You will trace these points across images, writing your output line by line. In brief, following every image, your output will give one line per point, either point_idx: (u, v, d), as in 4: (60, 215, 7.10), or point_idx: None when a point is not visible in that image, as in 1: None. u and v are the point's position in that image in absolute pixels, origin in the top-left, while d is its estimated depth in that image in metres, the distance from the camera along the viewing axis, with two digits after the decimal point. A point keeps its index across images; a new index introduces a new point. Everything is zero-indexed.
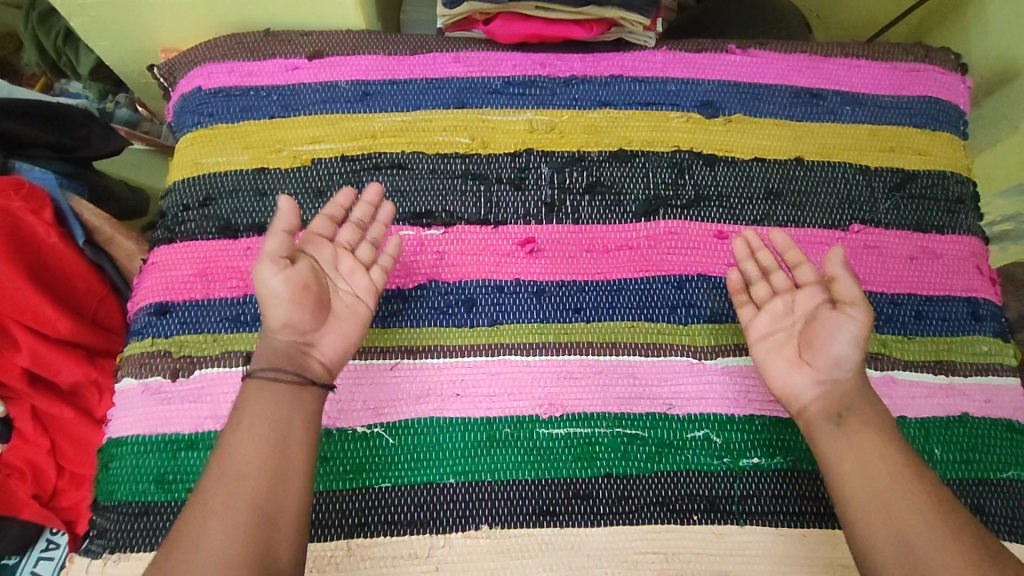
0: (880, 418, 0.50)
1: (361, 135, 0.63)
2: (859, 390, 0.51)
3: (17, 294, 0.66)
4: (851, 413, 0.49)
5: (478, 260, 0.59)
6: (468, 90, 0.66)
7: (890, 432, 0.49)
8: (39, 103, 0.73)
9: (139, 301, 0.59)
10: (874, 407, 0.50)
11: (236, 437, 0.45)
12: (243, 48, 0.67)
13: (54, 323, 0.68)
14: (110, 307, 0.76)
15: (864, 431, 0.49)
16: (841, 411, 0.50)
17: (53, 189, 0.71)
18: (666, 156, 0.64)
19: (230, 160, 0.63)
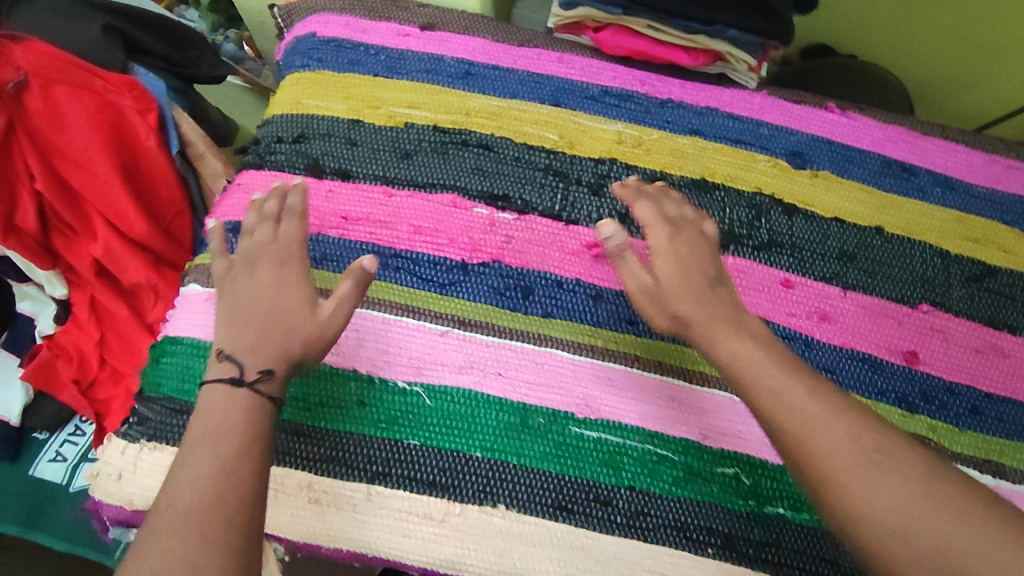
0: (742, 327, 0.47)
1: (455, 110, 0.66)
2: (711, 312, 0.47)
3: (105, 185, 0.70)
4: (708, 338, 0.47)
5: (544, 253, 0.60)
6: (565, 91, 0.67)
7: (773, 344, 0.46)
8: (162, 19, 0.77)
9: (222, 216, 0.62)
10: (732, 314, 0.48)
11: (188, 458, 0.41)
12: (360, 6, 0.70)
13: (133, 224, 0.73)
14: (184, 222, 0.79)
15: (736, 345, 0.45)
16: (704, 339, 0.47)
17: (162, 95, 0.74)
18: (747, 196, 0.64)
19: (329, 106, 0.65)
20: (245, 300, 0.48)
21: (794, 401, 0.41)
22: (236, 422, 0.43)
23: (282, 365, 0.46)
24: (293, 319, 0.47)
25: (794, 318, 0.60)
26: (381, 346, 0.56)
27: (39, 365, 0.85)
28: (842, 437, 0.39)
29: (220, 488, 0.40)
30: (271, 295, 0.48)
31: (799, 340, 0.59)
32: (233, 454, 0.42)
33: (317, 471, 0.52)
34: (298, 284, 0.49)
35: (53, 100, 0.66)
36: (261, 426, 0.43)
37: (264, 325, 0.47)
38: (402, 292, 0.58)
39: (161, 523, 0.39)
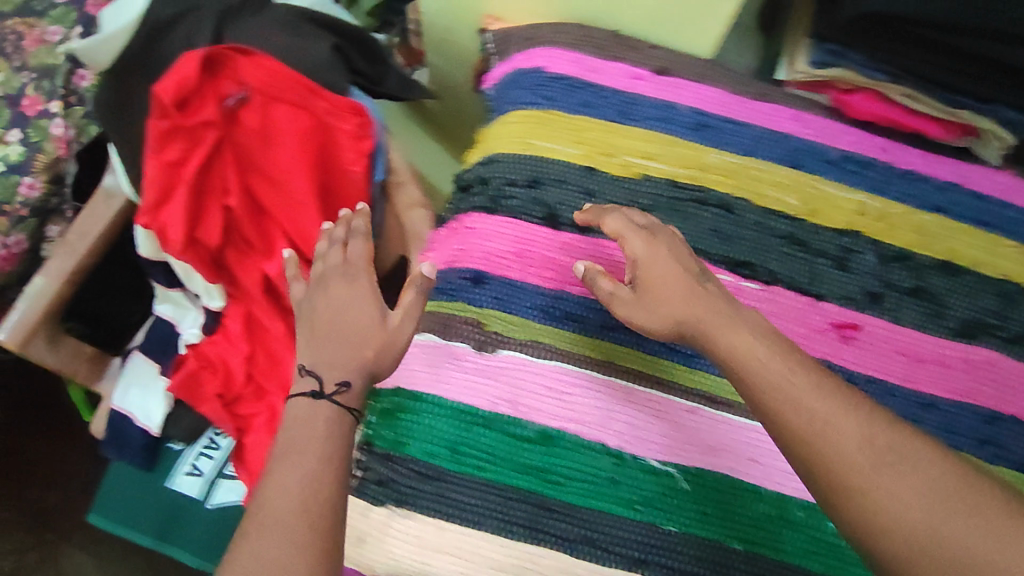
0: (738, 316, 0.46)
1: (692, 164, 0.62)
2: (714, 309, 0.46)
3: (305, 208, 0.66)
4: (712, 331, 0.45)
5: (790, 328, 0.58)
6: (804, 153, 0.64)
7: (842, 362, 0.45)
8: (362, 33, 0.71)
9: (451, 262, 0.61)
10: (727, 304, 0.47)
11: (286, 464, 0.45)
12: (588, 41, 0.65)
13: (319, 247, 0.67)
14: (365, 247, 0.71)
15: (732, 336, 0.45)
16: (702, 336, 0.46)
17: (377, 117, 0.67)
18: (995, 283, 0.61)
19: (561, 150, 0.61)
20: (320, 313, 0.54)
21: (774, 391, 0.41)
22: (321, 434, 0.47)
23: (357, 376, 0.50)
24: (361, 326, 0.53)
25: None
26: (629, 419, 0.54)
27: (187, 377, 0.84)
28: (849, 438, 0.38)
29: (315, 487, 0.44)
30: (344, 307, 0.54)
31: None
32: (323, 455, 0.45)
33: (575, 553, 0.51)
34: (356, 292, 0.55)
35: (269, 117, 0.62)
36: (337, 429, 0.47)
37: (342, 338, 0.52)
38: (646, 360, 0.56)
39: (257, 527, 0.43)
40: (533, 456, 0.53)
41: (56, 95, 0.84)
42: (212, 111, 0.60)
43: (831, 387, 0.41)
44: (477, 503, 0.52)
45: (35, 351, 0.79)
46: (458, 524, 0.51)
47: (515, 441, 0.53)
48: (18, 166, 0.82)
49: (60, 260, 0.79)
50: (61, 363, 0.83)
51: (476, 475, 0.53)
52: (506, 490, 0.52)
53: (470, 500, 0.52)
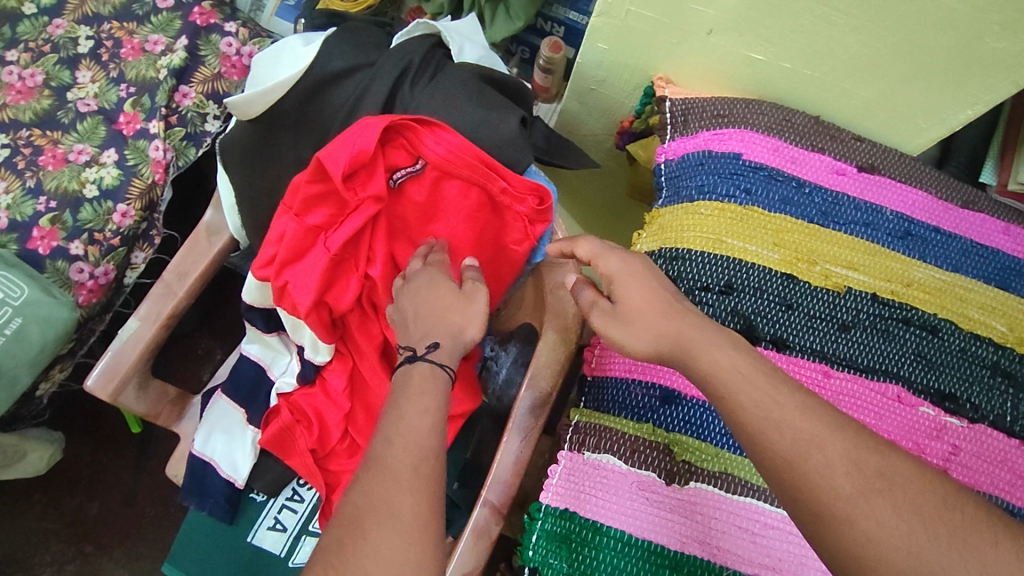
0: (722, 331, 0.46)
1: (897, 279, 0.57)
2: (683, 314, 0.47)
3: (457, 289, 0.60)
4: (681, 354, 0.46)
5: (995, 474, 0.53)
6: (1014, 272, 0.59)
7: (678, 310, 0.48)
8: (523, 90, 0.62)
9: (631, 371, 0.54)
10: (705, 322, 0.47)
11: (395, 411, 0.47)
12: (789, 128, 0.61)
13: None
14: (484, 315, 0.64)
15: (715, 352, 0.45)
16: (679, 356, 0.46)
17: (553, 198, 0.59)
18: None
19: (759, 252, 0.56)
20: (409, 316, 0.53)
21: (760, 415, 0.41)
22: (421, 393, 0.48)
23: (444, 339, 0.51)
24: (443, 300, 0.53)
25: None
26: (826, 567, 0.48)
27: (280, 431, 0.74)
28: (837, 465, 0.39)
29: (422, 444, 0.45)
30: (427, 297, 0.53)
31: None
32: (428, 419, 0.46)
33: None
34: (439, 281, 0.54)
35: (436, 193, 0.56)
36: (440, 394, 0.48)
37: (425, 319, 0.52)
38: None
39: (379, 474, 0.44)
40: None
41: (156, 114, 0.79)
42: (380, 186, 0.54)
43: (826, 411, 0.42)
44: None
45: (125, 400, 0.73)
46: None
47: None
48: (112, 191, 0.77)
49: (157, 303, 0.72)
50: (148, 408, 0.77)
51: None
52: None
53: None
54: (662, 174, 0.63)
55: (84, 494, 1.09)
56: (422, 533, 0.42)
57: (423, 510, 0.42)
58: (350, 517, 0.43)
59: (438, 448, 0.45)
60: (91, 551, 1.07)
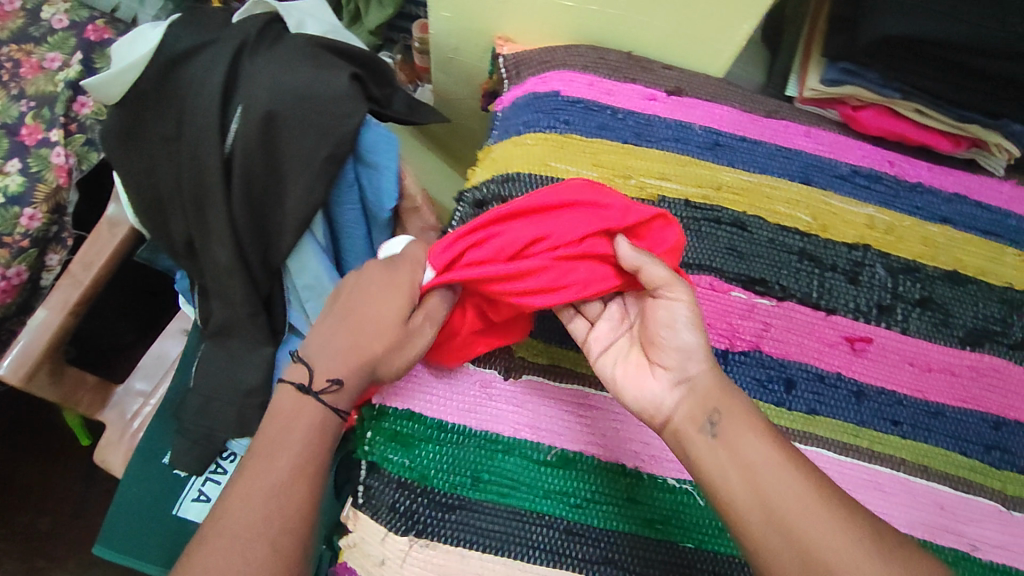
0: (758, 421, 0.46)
1: (707, 184, 0.64)
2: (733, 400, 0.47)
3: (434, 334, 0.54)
4: (725, 414, 0.46)
5: (803, 343, 0.59)
6: (815, 168, 0.66)
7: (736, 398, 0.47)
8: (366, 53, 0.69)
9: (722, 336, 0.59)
10: (759, 416, 0.47)
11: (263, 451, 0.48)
12: (604, 64, 0.67)
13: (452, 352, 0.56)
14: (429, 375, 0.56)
15: (748, 438, 0.45)
16: (715, 409, 0.47)
17: (392, 151, 0.66)
18: (998, 291, 0.64)
19: (580, 172, 0.63)
20: (355, 306, 0.51)
21: (764, 475, 0.43)
22: (298, 436, 0.49)
23: (348, 377, 0.51)
24: (383, 328, 0.51)
25: None
26: (644, 440, 0.55)
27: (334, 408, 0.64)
28: (817, 511, 0.41)
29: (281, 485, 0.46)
30: (375, 305, 0.51)
31: None
32: (300, 464, 0.47)
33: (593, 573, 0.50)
34: (393, 300, 0.51)
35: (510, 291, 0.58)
36: (318, 438, 0.49)
37: (357, 336, 0.51)
38: None
39: (224, 521, 0.45)
40: (554, 480, 0.53)
41: (56, 123, 0.85)
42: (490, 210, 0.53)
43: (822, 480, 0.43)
44: (495, 528, 0.51)
45: (39, 387, 0.78)
46: (477, 551, 0.50)
47: (536, 466, 0.53)
48: (18, 197, 0.82)
49: (63, 293, 0.78)
50: (64, 395, 0.81)
51: (500, 502, 0.52)
52: (527, 516, 0.52)
53: (492, 527, 0.51)
54: (497, 119, 0.68)
55: (34, 510, 1.12)
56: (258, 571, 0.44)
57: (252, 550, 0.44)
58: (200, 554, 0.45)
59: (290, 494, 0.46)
60: (42, 564, 1.10)
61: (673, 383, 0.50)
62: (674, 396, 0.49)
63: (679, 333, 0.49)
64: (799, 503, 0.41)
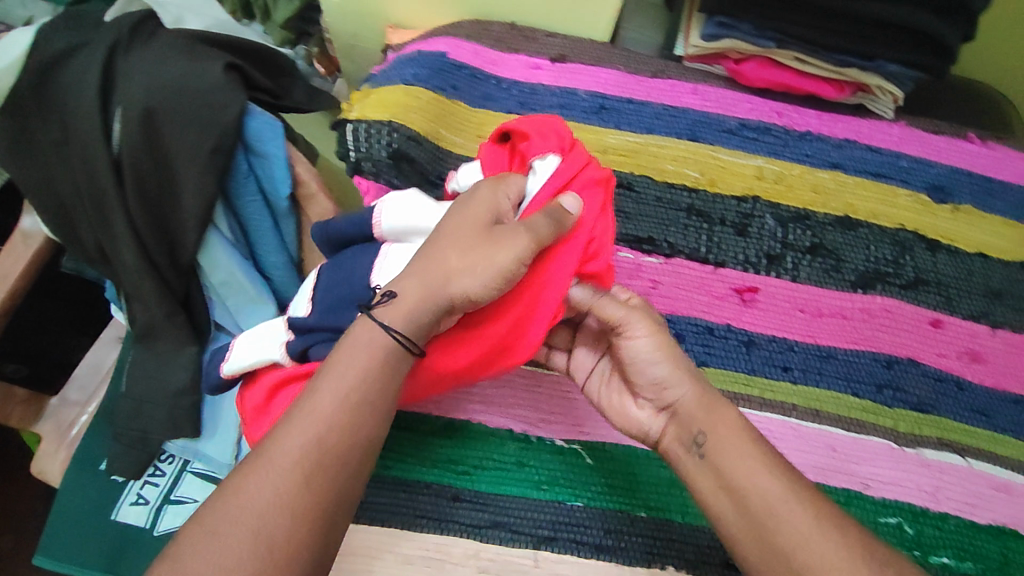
0: (760, 449, 0.45)
1: (594, 148, 0.63)
2: (732, 425, 0.47)
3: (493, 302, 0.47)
4: (711, 434, 0.47)
5: (692, 297, 0.60)
6: (702, 124, 0.65)
7: (739, 428, 0.46)
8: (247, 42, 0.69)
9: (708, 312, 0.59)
10: (750, 434, 0.46)
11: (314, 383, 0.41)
12: (487, 36, 0.67)
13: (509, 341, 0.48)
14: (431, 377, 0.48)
15: (751, 468, 0.44)
16: (699, 430, 0.47)
17: (278, 136, 0.67)
18: (890, 233, 0.64)
19: (465, 145, 0.62)
20: (460, 225, 0.45)
21: (766, 503, 0.42)
22: (359, 366, 0.42)
23: (404, 292, 0.43)
24: (464, 235, 0.44)
25: (943, 359, 0.60)
26: (531, 405, 0.57)
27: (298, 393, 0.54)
28: (812, 535, 0.41)
29: (321, 425, 0.39)
30: (457, 218, 0.45)
31: (951, 383, 0.59)
32: (347, 412, 0.40)
33: (481, 537, 0.51)
34: (476, 212, 0.45)
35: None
36: (382, 376, 0.42)
37: (426, 259, 0.44)
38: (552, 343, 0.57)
39: (262, 469, 0.38)
40: (442, 450, 0.55)
41: None
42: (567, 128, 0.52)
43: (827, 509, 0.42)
44: (384, 501, 0.52)
45: None
46: (365, 523, 0.52)
47: (424, 437, 0.55)
48: None
49: None
50: None
51: (387, 474, 0.53)
52: (415, 486, 0.53)
53: (379, 498, 0.52)
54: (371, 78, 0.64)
55: None
56: (286, 516, 0.37)
57: (282, 498, 0.37)
58: (211, 520, 0.37)
59: (340, 443, 0.40)
60: None
61: (656, 410, 0.51)
62: (658, 421, 0.51)
63: (652, 366, 0.50)
64: (798, 534, 0.41)
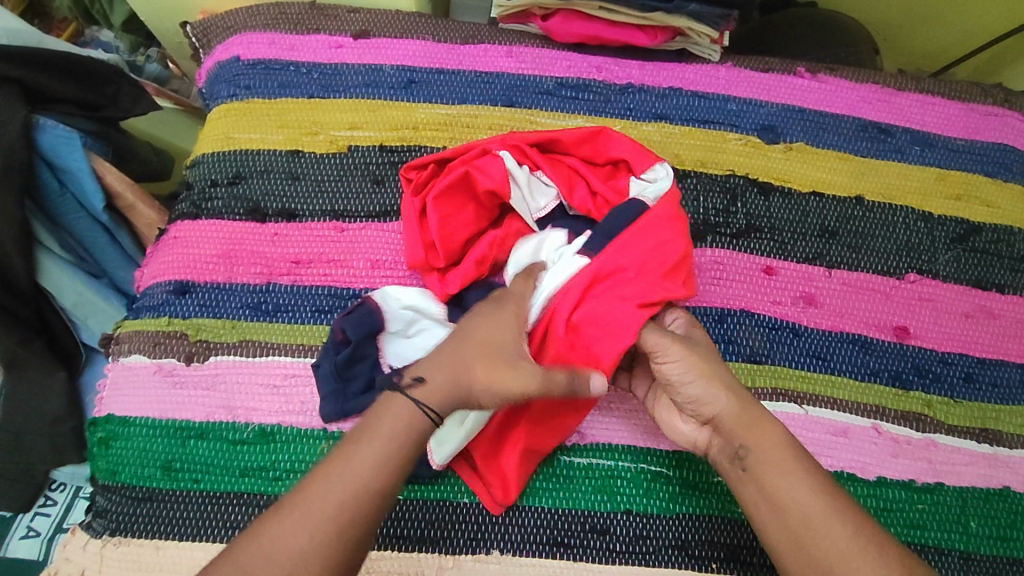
0: (807, 468, 0.42)
1: (402, 126, 0.60)
2: (779, 441, 0.43)
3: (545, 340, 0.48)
4: (753, 453, 0.43)
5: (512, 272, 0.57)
6: (518, 88, 0.62)
7: (807, 460, 0.42)
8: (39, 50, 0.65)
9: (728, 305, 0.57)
10: (799, 448, 0.43)
11: (355, 438, 0.41)
12: (286, 19, 0.64)
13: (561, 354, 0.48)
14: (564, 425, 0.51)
15: (791, 483, 0.41)
16: (741, 444, 0.43)
17: (78, 147, 0.65)
18: (720, 180, 0.61)
19: (264, 138, 0.60)
20: (492, 321, 0.45)
21: (806, 511, 0.40)
22: (390, 437, 0.40)
23: (438, 374, 0.42)
24: (491, 337, 0.44)
25: (779, 307, 0.57)
26: None
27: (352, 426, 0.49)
28: (850, 556, 0.38)
29: (354, 493, 0.38)
30: (488, 314, 0.45)
31: (786, 329, 0.57)
32: (380, 477, 0.39)
33: None
34: (501, 309, 0.46)
35: (471, 216, 0.55)
36: (411, 449, 0.41)
37: (466, 355, 0.43)
38: None
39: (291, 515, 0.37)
40: (250, 457, 0.51)
41: None
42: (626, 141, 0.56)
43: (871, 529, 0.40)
44: (190, 515, 0.50)
45: None
46: (173, 541, 0.49)
47: (230, 446, 0.51)
48: None
49: None
50: None
51: (193, 489, 0.51)
52: (222, 497, 0.50)
53: (187, 514, 0.50)
54: None
55: None
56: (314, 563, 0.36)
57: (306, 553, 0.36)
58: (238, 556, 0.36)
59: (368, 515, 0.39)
60: None
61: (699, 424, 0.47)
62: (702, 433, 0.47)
63: (686, 389, 0.45)
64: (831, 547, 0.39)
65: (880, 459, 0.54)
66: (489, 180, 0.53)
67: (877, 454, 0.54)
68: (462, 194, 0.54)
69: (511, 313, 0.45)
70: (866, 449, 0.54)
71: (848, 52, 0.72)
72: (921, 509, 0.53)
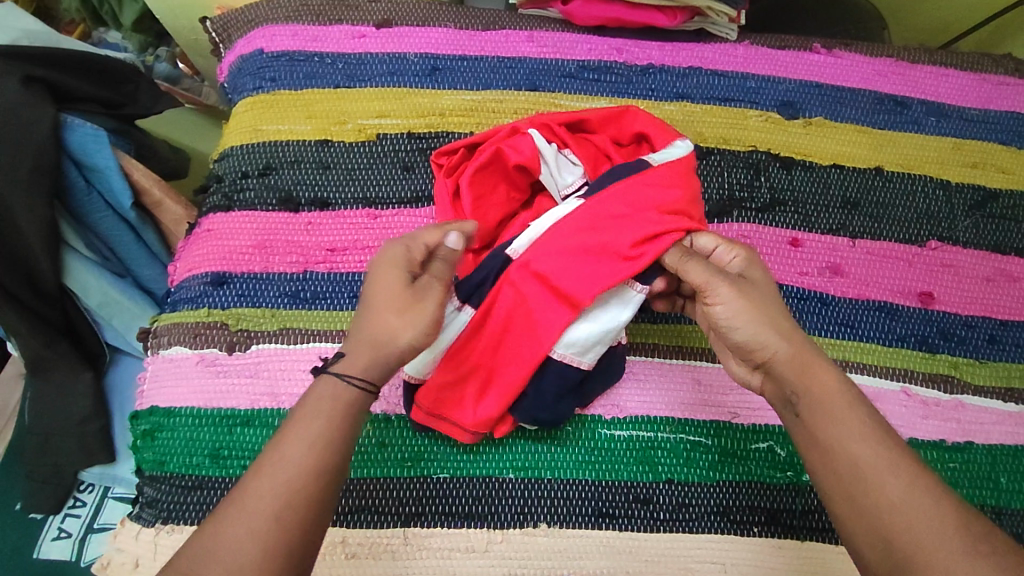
0: (858, 414, 0.42)
1: (429, 113, 0.61)
2: (832, 386, 0.43)
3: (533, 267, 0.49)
4: (806, 397, 0.43)
5: None
6: (541, 72, 0.63)
7: (859, 408, 0.42)
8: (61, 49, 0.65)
9: None
10: (851, 396, 0.43)
11: (287, 426, 0.40)
12: (307, 11, 0.64)
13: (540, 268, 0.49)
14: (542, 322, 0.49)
15: (845, 432, 0.41)
16: (793, 389, 0.43)
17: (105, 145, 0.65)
18: (743, 156, 0.62)
19: (293, 129, 0.61)
20: (381, 285, 0.43)
21: (860, 462, 0.40)
22: (319, 419, 0.40)
23: (356, 348, 0.42)
24: (389, 296, 0.43)
25: (806, 278, 0.59)
26: None
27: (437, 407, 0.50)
28: (907, 501, 0.38)
29: (290, 476, 0.38)
30: (377, 277, 0.44)
31: (815, 299, 0.58)
32: (311, 456, 0.39)
33: (347, 524, 0.51)
34: (392, 266, 0.44)
35: (502, 196, 0.56)
36: (344, 422, 0.41)
37: (368, 326, 0.43)
38: None
39: (233, 507, 0.38)
40: None
41: None
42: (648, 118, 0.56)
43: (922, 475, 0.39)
44: None
45: None
46: None
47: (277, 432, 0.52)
48: None
49: None
50: None
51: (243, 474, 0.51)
52: None
53: None
54: None
55: None
56: (256, 549, 0.36)
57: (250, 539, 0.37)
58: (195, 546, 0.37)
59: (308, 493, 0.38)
60: None
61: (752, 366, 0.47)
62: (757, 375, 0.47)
63: (736, 334, 0.45)
64: (885, 494, 0.39)
65: (911, 421, 0.55)
66: (519, 155, 0.53)
67: (908, 416, 0.55)
68: (495, 173, 0.55)
69: (393, 270, 0.43)
70: (898, 412, 0.55)
71: (859, 28, 0.74)
72: (953, 468, 0.54)
